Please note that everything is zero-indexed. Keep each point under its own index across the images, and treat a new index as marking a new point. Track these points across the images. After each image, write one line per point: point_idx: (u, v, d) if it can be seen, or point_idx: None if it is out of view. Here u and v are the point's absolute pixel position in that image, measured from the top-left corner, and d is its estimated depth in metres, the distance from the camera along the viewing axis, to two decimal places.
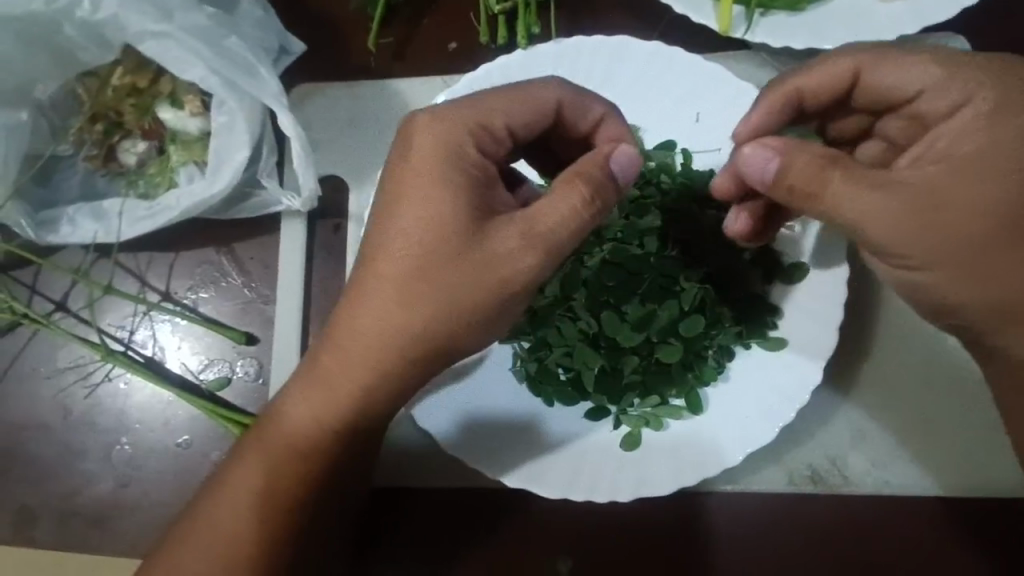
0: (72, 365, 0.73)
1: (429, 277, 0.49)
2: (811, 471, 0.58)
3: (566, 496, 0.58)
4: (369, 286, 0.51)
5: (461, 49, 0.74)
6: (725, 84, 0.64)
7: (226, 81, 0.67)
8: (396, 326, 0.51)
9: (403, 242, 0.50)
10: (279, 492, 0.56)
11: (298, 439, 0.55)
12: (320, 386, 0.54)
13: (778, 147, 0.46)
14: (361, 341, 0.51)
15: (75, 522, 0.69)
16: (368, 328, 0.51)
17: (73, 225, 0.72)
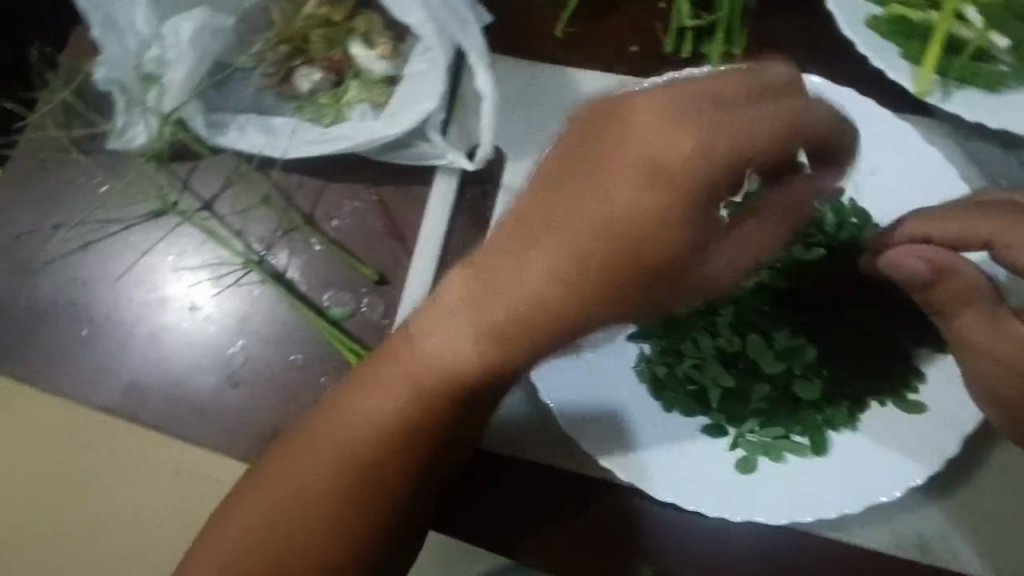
0: (207, 262, 0.77)
1: (620, 234, 0.48)
2: (919, 539, 0.58)
3: (672, 499, 0.59)
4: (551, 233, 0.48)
5: (643, 53, 0.75)
6: (906, 147, 0.64)
7: (439, 28, 0.69)
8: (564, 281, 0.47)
9: (588, 210, 0.48)
10: (391, 432, 0.54)
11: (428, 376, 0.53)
12: (474, 325, 0.50)
13: (938, 261, 0.47)
14: (533, 287, 0.49)
15: (182, 407, 0.73)
16: (533, 285, 0.48)
17: (242, 132, 0.75)
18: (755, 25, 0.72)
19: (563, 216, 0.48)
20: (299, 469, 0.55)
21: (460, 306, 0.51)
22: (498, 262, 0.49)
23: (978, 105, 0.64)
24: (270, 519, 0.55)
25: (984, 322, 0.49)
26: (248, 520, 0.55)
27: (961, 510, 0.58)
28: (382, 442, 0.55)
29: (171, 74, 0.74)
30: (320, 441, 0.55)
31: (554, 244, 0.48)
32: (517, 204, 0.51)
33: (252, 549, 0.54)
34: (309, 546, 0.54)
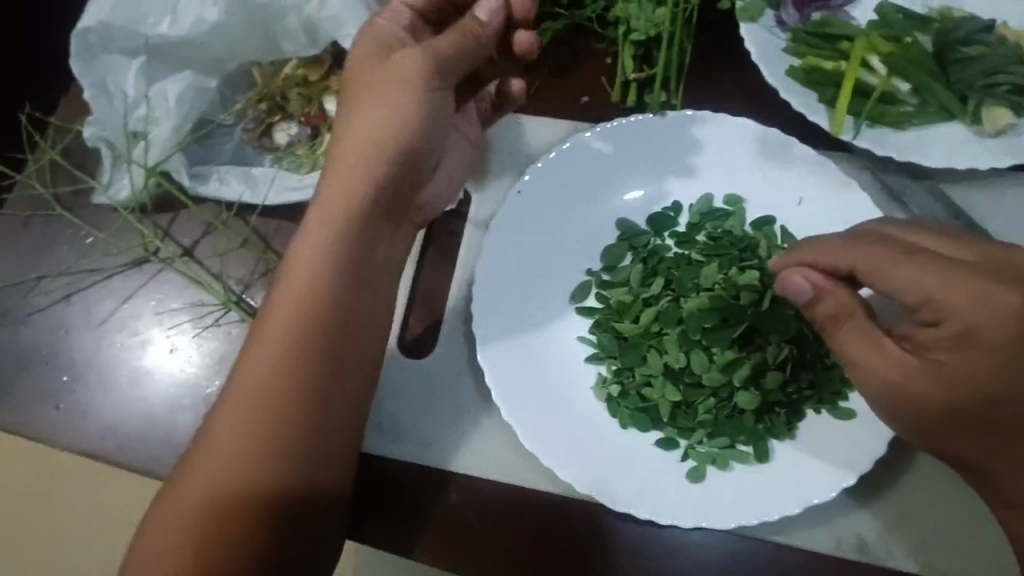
0: (187, 305, 0.81)
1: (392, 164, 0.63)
2: (858, 541, 0.62)
3: (630, 510, 0.62)
4: (334, 184, 0.62)
5: (592, 103, 0.83)
6: (825, 182, 0.72)
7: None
8: (329, 224, 0.61)
9: (388, 119, 0.63)
10: (289, 330, 0.59)
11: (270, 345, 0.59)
12: (292, 268, 0.61)
13: (813, 283, 0.56)
14: (312, 239, 0.61)
15: (161, 446, 0.76)
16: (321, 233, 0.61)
17: (223, 181, 0.80)
18: (691, 77, 0.80)
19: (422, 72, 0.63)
20: (255, 357, 0.58)
21: (338, 169, 0.62)
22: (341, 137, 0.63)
23: (887, 140, 0.72)
24: (253, 386, 0.58)
25: (858, 341, 0.55)
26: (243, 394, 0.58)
27: (897, 510, 0.62)
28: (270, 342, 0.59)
29: (156, 132, 0.78)
30: (286, 299, 0.60)
31: (383, 107, 0.63)
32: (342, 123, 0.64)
33: (211, 461, 0.57)
34: (263, 421, 0.57)
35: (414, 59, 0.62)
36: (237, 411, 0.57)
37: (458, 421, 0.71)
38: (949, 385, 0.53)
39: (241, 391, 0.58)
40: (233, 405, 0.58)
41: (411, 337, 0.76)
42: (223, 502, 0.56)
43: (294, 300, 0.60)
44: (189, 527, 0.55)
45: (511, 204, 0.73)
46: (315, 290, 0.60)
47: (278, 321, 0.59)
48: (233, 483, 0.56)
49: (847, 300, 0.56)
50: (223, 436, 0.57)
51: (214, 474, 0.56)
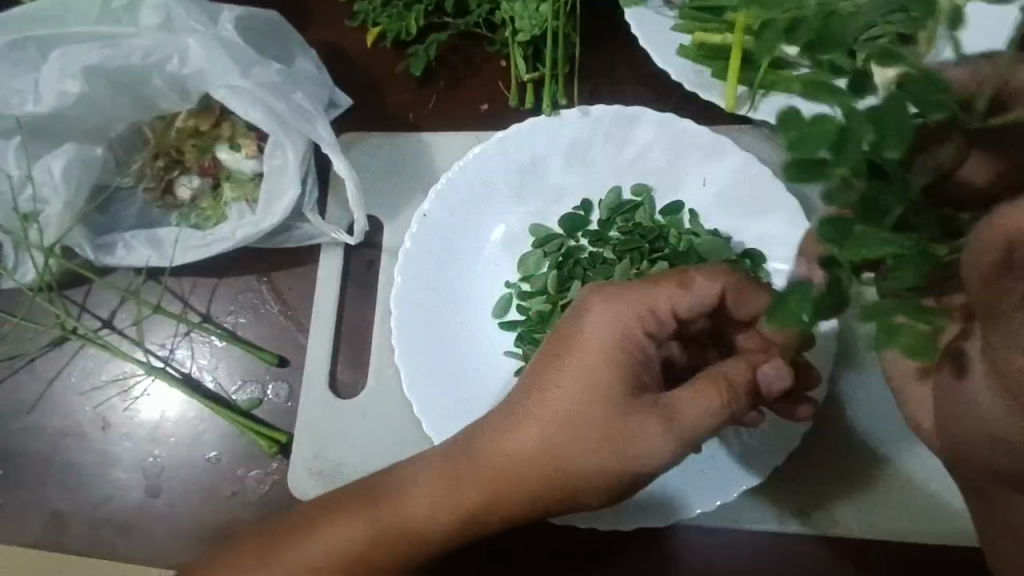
0: (113, 379, 0.79)
1: (523, 491, 0.55)
2: (799, 512, 0.64)
3: (572, 522, 0.64)
4: (533, 416, 0.55)
5: (492, 109, 0.82)
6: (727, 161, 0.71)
7: (282, 121, 0.74)
8: (525, 479, 0.55)
9: (538, 456, 0.54)
10: (366, 528, 0.60)
11: (346, 542, 0.61)
12: (445, 485, 0.58)
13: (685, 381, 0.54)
14: (510, 462, 0.55)
15: (105, 528, 0.74)
16: (515, 463, 0.55)
17: (129, 248, 0.78)
18: (583, 70, 0.79)
19: (674, 436, 0.52)
20: (331, 535, 0.61)
21: (547, 412, 0.54)
22: (554, 364, 0.55)
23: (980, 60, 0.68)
24: (374, 522, 0.60)
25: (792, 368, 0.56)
26: (328, 523, 0.61)
27: (826, 476, 0.65)
28: (357, 529, 0.60)
29: (49, 210, 0.77)
30: (487, 473, 0.56)
31: (605, 353, 0.54)
32: (561, 358, 0.55)
33: None
34: None
35: (685, 403, 0.52)
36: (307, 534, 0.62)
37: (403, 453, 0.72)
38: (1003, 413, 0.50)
39: (380, 539, 0.60)
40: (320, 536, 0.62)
41: (343, 376, 0.75)
42: None
43: (501, 479, 0.56)
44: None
45: (419, 229, 0.73)
46: (392, 500, 0.60)
47: (360, 523, 0.60)
48: None
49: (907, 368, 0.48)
50: (310, 553, 0.62)
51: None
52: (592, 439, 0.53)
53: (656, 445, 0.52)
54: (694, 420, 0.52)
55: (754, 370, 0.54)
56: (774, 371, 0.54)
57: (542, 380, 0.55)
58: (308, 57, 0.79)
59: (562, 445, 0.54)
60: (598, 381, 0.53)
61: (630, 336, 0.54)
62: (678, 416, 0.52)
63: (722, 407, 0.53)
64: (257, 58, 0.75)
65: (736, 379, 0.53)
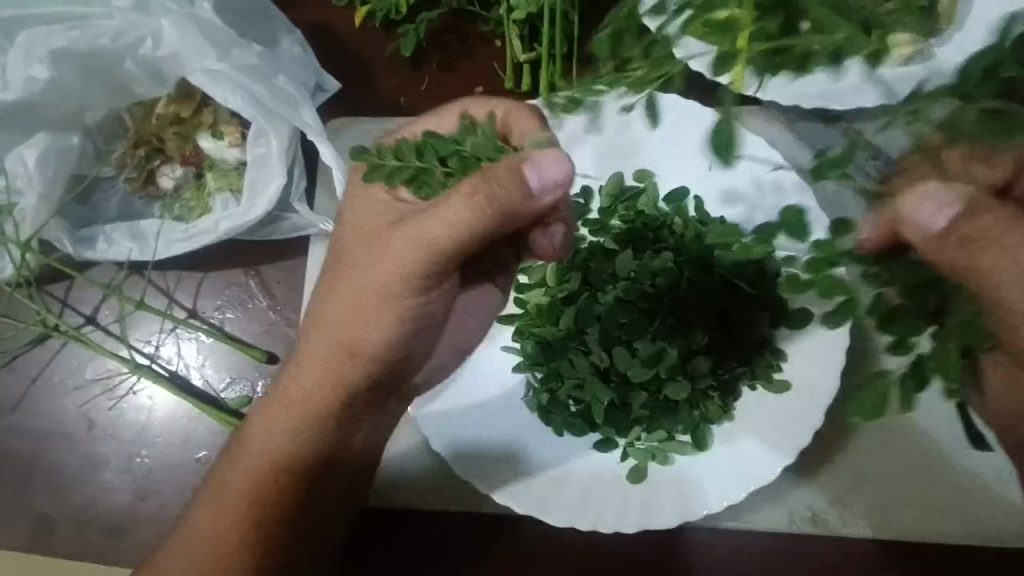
0: (97, 378, 0.77)
1: (344, 354, 0.58)
2: (810, 511, 0.62)
3: (573, 524, 0.61)
4: (324, 294, 0.59)
5: (487, 93, 0.78)
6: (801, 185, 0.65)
7: (265, 109, 0.70)
8: (337, 344, 0.58)
9: (345, 322, 0.58)
10: (239, 446, 0.61)
11: (241, 473, 0.61)
12: (279, 387, 0.61)
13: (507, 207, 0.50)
14: (321, 334, 0.59)
15: (93, 531, 0.72)
16: (321, 330, 0.59)
17: (110, 242, 0.75)
18: (582, 50, 0.76)
19: (425, 252, 0.53)
20: (229, 473, 0.61)
21: (328, 286, 0.58)
22: (330, 248, 0.60)
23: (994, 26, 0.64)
24: (242, 444, 0.61)
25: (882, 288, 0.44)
26: (226, 461, 0.62)
27: (839, 478, 0.63)
28: (234, 451, 0.62)
29: (22, 203, 0.73)
30: (312, 349, 0.59)
31: (361, 222, 0.57)
32: (335, 242, 0.59)
33: (204, 552, 0.60)
34: (228, 530, 0.60)
35: (427, 228, 0.52)
36: (219, 489, 0.61)
37: (399, 452, 0.70)
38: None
39: (252, 467, 0.61)
40: (214, 483, 0.62)
41: None
42: None
43: (312, 364, 0.59)
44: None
45: None
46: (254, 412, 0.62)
47: (240, 443, 0.62)
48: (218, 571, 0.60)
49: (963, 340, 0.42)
50: (214, 502, 0.61)
51: (212, 538, 0.60)
52: (366, 289, 0.56)
53: (414, 256, 0.53)
54: (444, 237, 0.51)
55: (520, 168, 0.49)
56: (535, 171, 0.48)
57: (329, 267, 0.59)
58: (293, 38, 0.75)
59: (327, 307, 0.58)
60: (361, 241, 0.56)
61: (383, 205, 0.56)
62: (410, 233, 0.53)
63: (473, 206, 0.49)
64: (237, 40, 0.71)
65: (495, 179, 0.49)
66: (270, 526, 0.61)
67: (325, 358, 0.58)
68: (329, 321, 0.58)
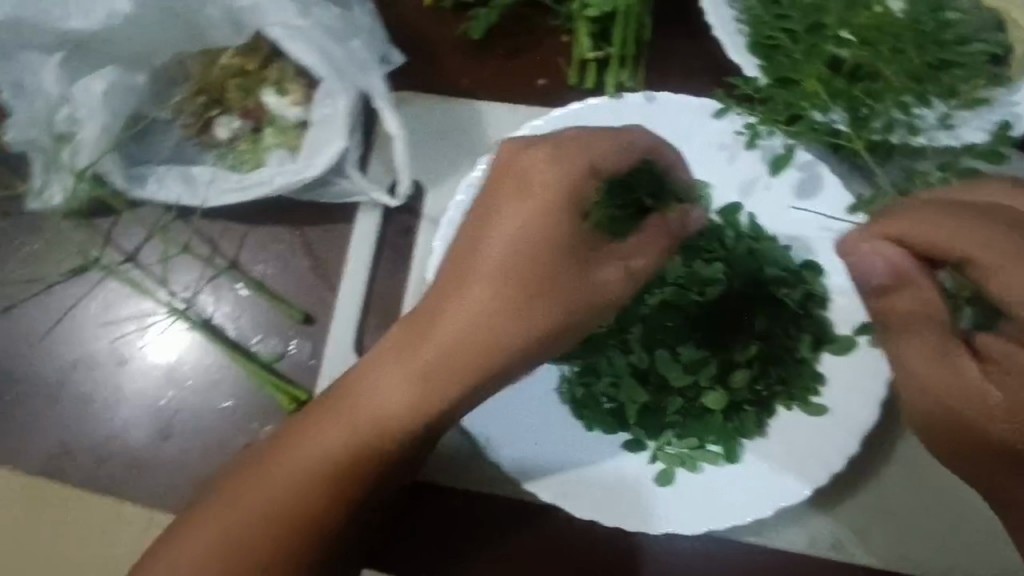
0: (131, 316, 0.77)
1: (505, 330, 0.58)
2: (832, 539, 0.63)
3: (597, 518, 0.63)
4: (488, 262, 0.57)
5: (550, 85, 0.79)
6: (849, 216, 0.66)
7: (338, 69, 0.71)
8: (497, 319, 0.57)
9: (509, 299, 0.57)
10: (349, 405, 0.60)
11: (347, 433, 0.60)
12: (408, 354, 0.58)
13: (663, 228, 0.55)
14: (477, 308, 0.57)
15: (111, 467, 0.73)
16: (483, 304, 0.57)
17: (162, 183, 0.76)
18: (650, 55, 0.77)
19: (614, 266, 0.58)
20: (331, 427, 0.60)
21: (492, 257, 0.57)
22: (487, 214, 0.58)
23: None
24: (355, 404, 0.60)
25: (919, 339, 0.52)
26: (323, 415, 0.61)
27: (864, 506, 0.63)
28: (337, 407, 0.60)
29: (83, 133, 0.74)
30: (463, 318, 0.57)
31: (545, 201, 0.56)
32: (496, 205, 0.58)
33: (276, 501, 0.59)
34: (308, 478, 0.60)
35: (632, 248, 0.58)
36: (294, 438, 0.61)
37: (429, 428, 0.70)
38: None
39: (348, 431, 0.60)
40: (299, 431, 0.61)
41: (370, 342, 0.73)
42: (278, 532, 0.59)
43: (463, 336, 0.58)
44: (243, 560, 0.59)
45: (465, 199, 0.70)
46: (371, 374, 0.59)
47: (358, 404, 0.60)
48: (289, 521, 0.59)
49: (916, 274, 0.53)
50: (298, 450, 0.60)
51: (291, 488, 0.59)
52: (544, 274, 0.57)
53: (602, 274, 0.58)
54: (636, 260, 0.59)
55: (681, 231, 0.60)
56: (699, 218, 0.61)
57: (490, 232, 0.57)
58: None
59: (490, 280, 0.57)
60: (548, 225, 0.56)
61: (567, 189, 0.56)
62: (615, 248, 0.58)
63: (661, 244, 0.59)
64: None
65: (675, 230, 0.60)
66: (345, 498, 0.60)
67: (476, 332, 0.57)
68: (470, 294, 0.57)
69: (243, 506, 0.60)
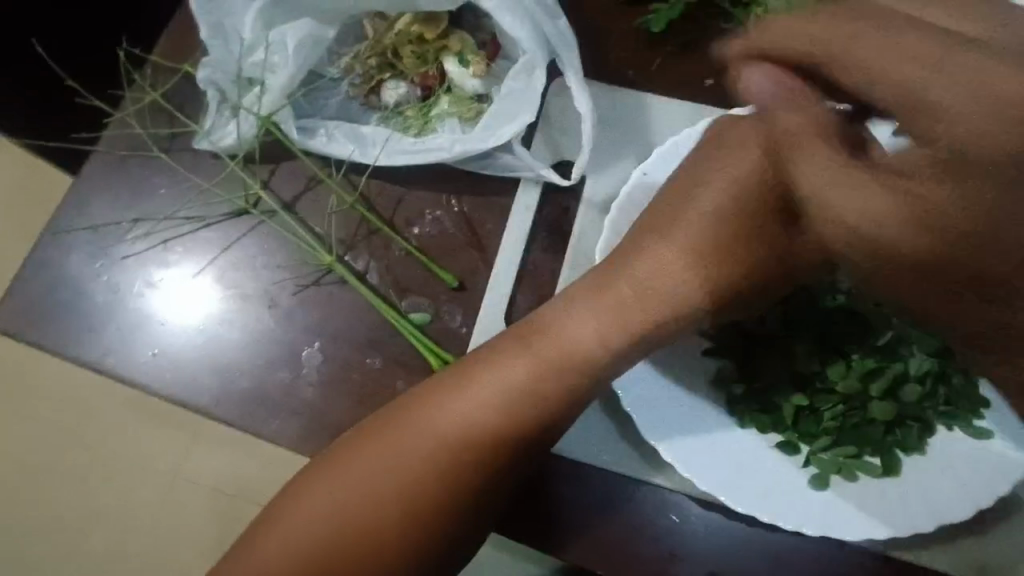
0: (284, 263, 0.79)
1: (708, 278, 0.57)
2: (981, 561, 0.64)
3: (752, 512, 0.61)
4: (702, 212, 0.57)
5: (717, 86, 0.80)
6: None
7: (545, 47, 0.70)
8: (700, 269, 0.57)
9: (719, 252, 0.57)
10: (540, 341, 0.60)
11: (537, 369, 0.60)
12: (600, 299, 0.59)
13: None
14: (684, 258, 0.58)
15: (254, 406, 0.74)
16: (691, 254, 0.58)
17: (332, 138, 0.78)
18: None
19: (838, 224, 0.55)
20: (522, 357, 0.60)
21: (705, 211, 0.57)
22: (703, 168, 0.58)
23: None
24: (547, 342, 0.60)
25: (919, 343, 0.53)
26: (515, 349, 0.61)
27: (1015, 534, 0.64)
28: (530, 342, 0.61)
29: (269, 79, 0.76)
30: (664, 264, 0.58)
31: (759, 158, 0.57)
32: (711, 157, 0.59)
33: (452, 430, 0.59)
34: (485, 402, 0.60)
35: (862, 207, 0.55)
36: (478, 369, 0.61)
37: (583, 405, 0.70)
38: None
39: (523, 369, 0.60)
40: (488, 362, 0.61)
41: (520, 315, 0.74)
42: (446, 462, 0.59)
43: (659, 282, 0.58)
44: (397, 490, 0.58)
45: (635, 189, 0.71)
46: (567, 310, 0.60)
47: (552, 342, 0.60)
48: (459, 453, 0.59)
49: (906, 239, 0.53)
50: (482, 383, 0.60)
51: (467, 420, 0.59)
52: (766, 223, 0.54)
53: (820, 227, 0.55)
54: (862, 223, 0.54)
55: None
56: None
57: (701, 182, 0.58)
58: None
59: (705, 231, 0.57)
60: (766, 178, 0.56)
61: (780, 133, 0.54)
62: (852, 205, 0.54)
63: None
64: None
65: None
66: (513, 434, 0.60)
67: (679, 279, 0.58)
68: (672, 251, 0.58)
69: (413, 434, 0.60)
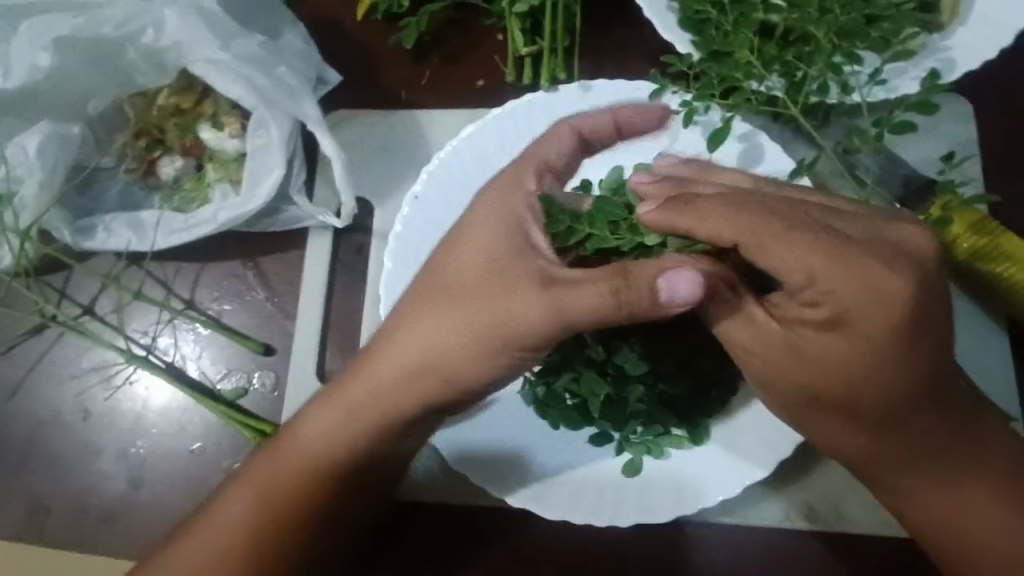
0: (94, 368, 0.76)
1: (427, 370, 0.57)
2: (808, 508, 0.63)
3: (567, 517, 0.61)
4: (426, 298, 0.57)
5: (489, 85, 0.78)
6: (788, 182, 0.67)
7: (266, 98, 0.71)
8: (420, 363, 0.57)
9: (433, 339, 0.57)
10: (293, 451, 0.60)
11: (287, 481, 0.59)
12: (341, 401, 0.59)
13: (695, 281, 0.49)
14: (404, 349, 0.57)
15: (85, 521, 0.72)
16: (408, 344, 0.57)
17: (109, 232, 0.75)
18: (584, 44, 0.76)
19: (546, 301, 0.53)
20: (274, 469, 0.60)
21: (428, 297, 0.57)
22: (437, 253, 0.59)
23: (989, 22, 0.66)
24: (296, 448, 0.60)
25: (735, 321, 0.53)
26: (268, 462, 0.60)
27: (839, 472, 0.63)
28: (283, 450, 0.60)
29: (25, 191, 0.73)
30: (392, 359, 0.58)
31: (485, 239, 0.56)
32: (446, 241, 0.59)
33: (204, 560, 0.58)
34: (239, 521, 0.59)
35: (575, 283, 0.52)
36: (236, 487, 0.60)
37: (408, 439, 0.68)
38: (868, 310, 0.47)
39: (278, 477, 0.60)
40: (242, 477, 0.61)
41: (332, 365, 0.72)
42: None
43: (386, 375, 0.58)
44: None
45: (410, 212, 0.69)
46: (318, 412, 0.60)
47: (306, 447, 0.60)
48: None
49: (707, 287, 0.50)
50: (237, 502, 0.60)
51: (217, 546, 0.59)
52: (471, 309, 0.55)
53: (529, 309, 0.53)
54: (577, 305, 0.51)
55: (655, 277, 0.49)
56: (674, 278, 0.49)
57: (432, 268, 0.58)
58: (297, 32, 0.76)
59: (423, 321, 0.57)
60: (490, 261, 0.56)
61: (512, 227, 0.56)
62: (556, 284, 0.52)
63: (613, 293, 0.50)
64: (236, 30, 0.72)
65: (638, 278, 0.50)
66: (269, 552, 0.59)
67: (402, 371, 0.58)
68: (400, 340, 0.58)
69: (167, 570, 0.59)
